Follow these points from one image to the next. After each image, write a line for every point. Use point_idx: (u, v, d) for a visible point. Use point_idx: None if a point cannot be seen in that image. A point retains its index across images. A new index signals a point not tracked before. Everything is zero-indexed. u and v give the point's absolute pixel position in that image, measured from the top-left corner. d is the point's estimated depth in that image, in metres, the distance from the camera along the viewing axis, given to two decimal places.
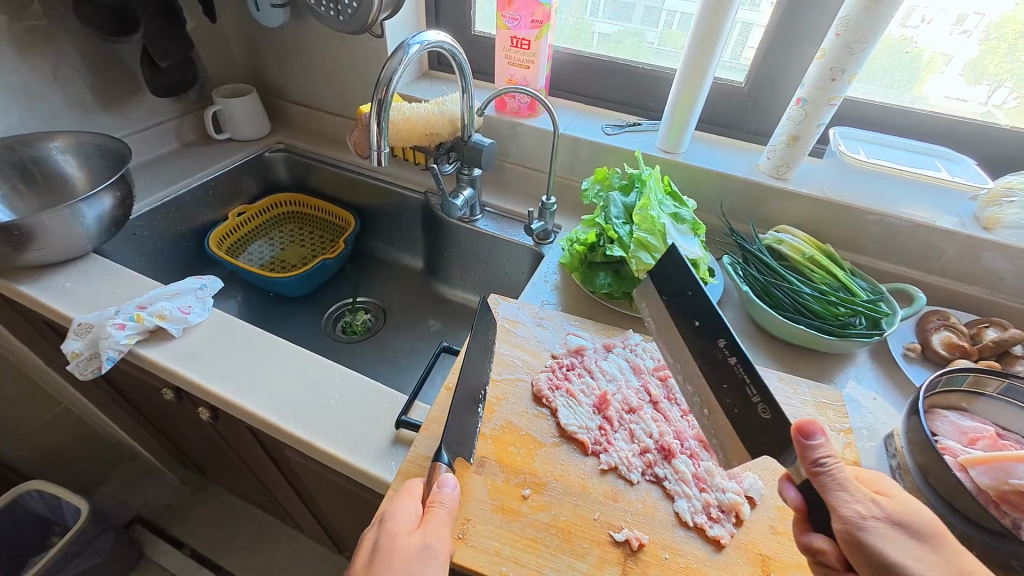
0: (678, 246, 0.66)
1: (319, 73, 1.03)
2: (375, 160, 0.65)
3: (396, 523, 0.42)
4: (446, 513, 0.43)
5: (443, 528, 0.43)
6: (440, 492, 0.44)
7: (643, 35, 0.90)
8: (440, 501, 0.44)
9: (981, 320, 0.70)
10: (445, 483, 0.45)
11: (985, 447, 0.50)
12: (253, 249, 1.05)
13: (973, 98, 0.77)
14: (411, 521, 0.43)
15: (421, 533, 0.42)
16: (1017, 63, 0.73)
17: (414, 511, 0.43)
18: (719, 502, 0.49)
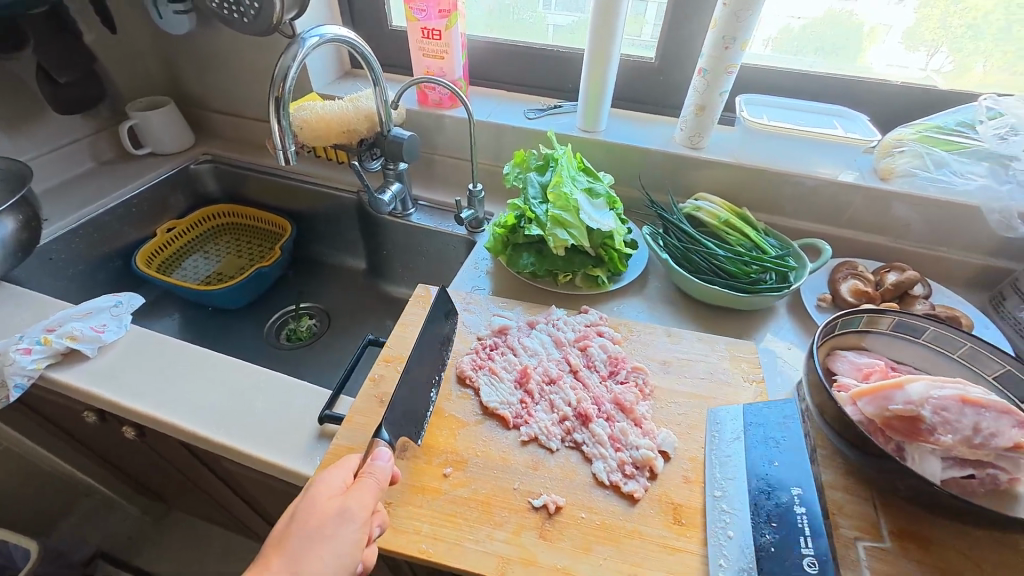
0: (593, 220, 0.68)
1: (236, 79, 1.01)
2: (282, 159, 0.64)
3: (320, 489, 0.43)
4: (374, 484, 0.44)
5: (367, 496, 0.43)
6: (372, 464, 0.45)
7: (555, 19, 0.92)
8: (370, 471, 0.44)
9: (884, 266, 0.74)
10: (379, 456, 0.45)
11: (877, 379, 0.54)
12: (186, 265, 1.03)
13: (913, 64, 0.79)
14: (337, 488, 0.43)
15: (343, 498, 0.42)
16: (949, 28, 0.74)
17: (343, 480, 0.44)
18: (632, 458, 0.51)
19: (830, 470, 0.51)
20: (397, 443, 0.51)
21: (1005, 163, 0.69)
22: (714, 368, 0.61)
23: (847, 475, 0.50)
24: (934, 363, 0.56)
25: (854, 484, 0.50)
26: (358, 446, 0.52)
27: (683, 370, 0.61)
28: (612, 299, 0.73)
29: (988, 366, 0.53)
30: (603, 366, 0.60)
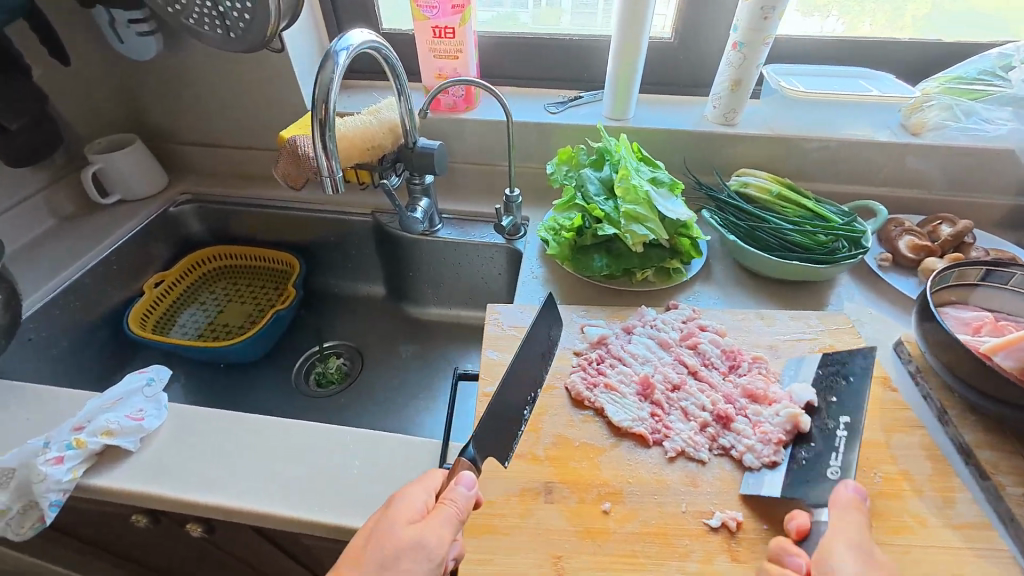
0: (667, 211, 0.64)
1: (214, 104, 0.89)
2: (330, 188, 0.57)
3: (399, 512, 0.39)
4: (451, 516, 0.39)
5: (445, 529, 0.38)
6: (455, 491, 0.40)
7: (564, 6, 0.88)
8: (451, 500, 0.40)
9: (931, 218, 0.76)
10: (462, 482, 0.41)
11: (989, 332, 0.54)
12: (183, 319, 0.91)
13: (811, 28, 0.84)
14: (418, 512, 0.40)
15: (420, 528, 0.38)
16: None
17: (422, 503, 0.40)
18: (785, 439, 0.49)
19: (967, 429, 0.51)
20: (541, 486, 0.47)
21: None
22: (818, 344, 0.60)
23: (986, 432, 0.51)
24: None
25: (995, 439, 0.50)
26: (496, 498, 0.46)
27: (791, 352, 0.59)
28: (688, 289, 0.70)
29: None
30: (722, 364, 0.57)
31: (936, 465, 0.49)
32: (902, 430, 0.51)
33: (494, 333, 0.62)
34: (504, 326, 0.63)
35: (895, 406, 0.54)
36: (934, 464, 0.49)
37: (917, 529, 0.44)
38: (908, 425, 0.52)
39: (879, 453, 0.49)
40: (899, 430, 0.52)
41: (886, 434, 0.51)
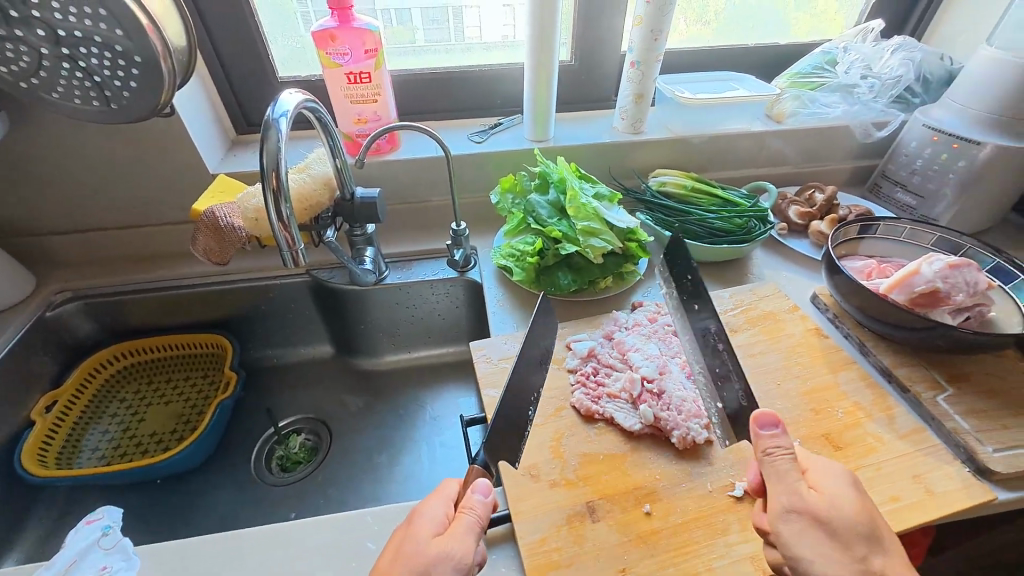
0: (616, 221, 0.70)
1: (88, 183, 0.77)
2: (289, 261, 0.53)
3: (423, 524, 0.43)
4: (472, 523, 0.43)
5: (467, 537, 0.42)
6: (471, 499, 0.44)
7: (468, 38, 0.91)
8: (469, 507, 0.43)
9: (806, 187, 0.91)
10: (477, 491, 0.44)
11: (878, 275, 0.68)
12: (95, 440, 0.77)
13: None
14: (438, 525, 0.43)
15: (444, 539, 0.42)
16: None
17: (443, 515, 0.44)
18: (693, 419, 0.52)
19: (885, 356, 0.63)
20: (584, 508, 0.48)
21: (851, 89, 0.90)
22: (760, 312, 0.70)
23: (897, 354, 0.64)
24: (891, 248, 0.73)
25: (905, 358, 0.63)
26: (546, 533, 0.46)
27: (743, 324, 0.68)
28: (642, 286, 0.77)
29: (924, 238, 0.72)
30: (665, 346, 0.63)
31: (875, 390, 0.59)
32: (844, 368, 0.62)
33: (486, 370, 0.62)
34: (495, 360, 0.63)
35: (832, 350, 0.64)
36: (873, 389, 0.60)
37: (878, 446, 0.54)
38: (846, 363, 0.63)
39: (834, 393, 0.59)
40: (842, 369, 0.62)
41: (835, 375, 0.61)
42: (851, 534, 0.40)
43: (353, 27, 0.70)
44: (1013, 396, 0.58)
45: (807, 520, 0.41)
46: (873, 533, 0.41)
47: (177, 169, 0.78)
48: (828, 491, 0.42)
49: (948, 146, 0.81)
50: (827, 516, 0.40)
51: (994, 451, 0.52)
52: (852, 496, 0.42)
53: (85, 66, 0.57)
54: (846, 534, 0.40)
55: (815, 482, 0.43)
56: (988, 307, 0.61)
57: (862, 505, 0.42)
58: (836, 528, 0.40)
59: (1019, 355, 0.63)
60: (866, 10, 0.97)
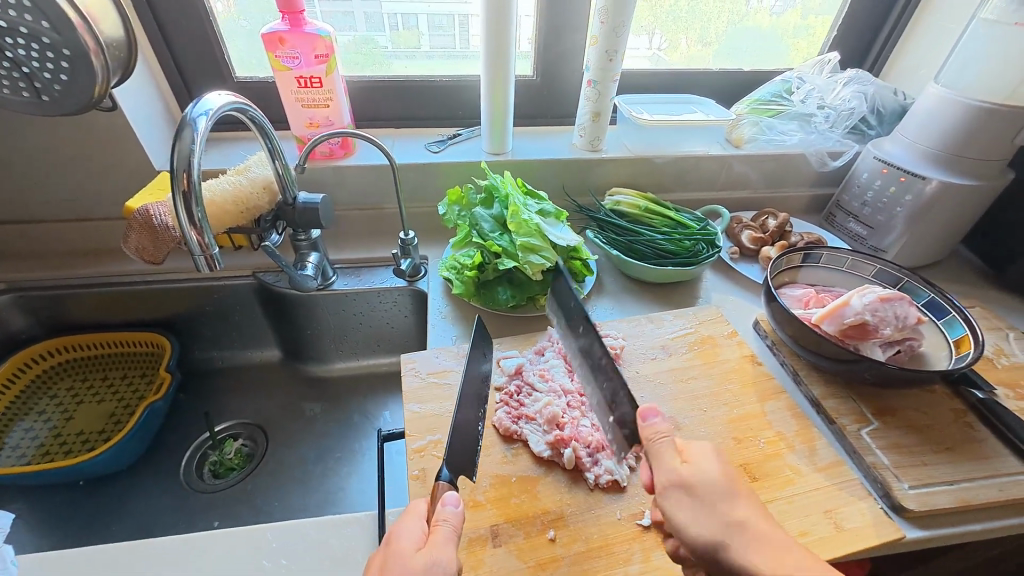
0: (558, 238, 0.69)
1: (25, 174, 0.75)
2: (204, 265, 0.52)
3: (402, 545, 0.40)
4: (450, 533, 0.41)
5: (449, 547, 0.40)
6: (444, 510, 0.42)
7: (472, 46, 0.91)
8: (443, 518, 0.42)
9: (761, 213, 0.92)
10: (449, 500, 0.43)
11: (815, 304, 0.68)
12: (18, 438, 0.75)
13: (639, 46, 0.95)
14: (417, 540, 0.41)
15: (426, 552, 0.40)
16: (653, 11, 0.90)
17: (419, 530, 0.42)
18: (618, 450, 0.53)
19: (815, 386, 0.63)
20: (486, 532, 0.47)
21: (808, 119, 0.92)
22: (698, 336, 0.70)
23: (827, 385, 0.64)
24: (832, 277, 0.74)
25: (834, 389, 0.63)
26: None
27: (678, 348, 0.68)
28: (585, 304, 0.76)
29: (865, 269, 0.72)
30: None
31: (800, 421, 0.59)
32: (773, 398, 0.62)
33: (413, 384, 0.61)
34: (423, 375, 0.62)
35: (762, 377, 0.64)
36: (799, 420, 0.59)
37: (795, 479, 0.53)
38: (775, 393, 0.62)
39: (758, 422, 0.59)
40: (771, 398, 0.62)
41: (763, 404, 0.61)
42: (718, 495, 0.40)
43: (303, 31, 0.69)
44: (934, 432, 0.58)
45: (682, 493, 0.41)
46: (739, 494, 0.40)
47: (120, 164, 0.77)
48: (697, 462, 0.42)
49: (896, 179, 0.82)
50: (695, 483, 0.41)
51: (909, 488, 0.52)
52: (716, 463, 0.41)
53: (13, 57, 0.55)
54: (710, 496, 0.40)
55: (687, 455, 0.43)
56: (917, 341, 0.62)
57: (731, 471, 0.41)
58: (705, 495, 0.40)
59: (948, 391, 0.63)
60: (831, 40, 0.97)
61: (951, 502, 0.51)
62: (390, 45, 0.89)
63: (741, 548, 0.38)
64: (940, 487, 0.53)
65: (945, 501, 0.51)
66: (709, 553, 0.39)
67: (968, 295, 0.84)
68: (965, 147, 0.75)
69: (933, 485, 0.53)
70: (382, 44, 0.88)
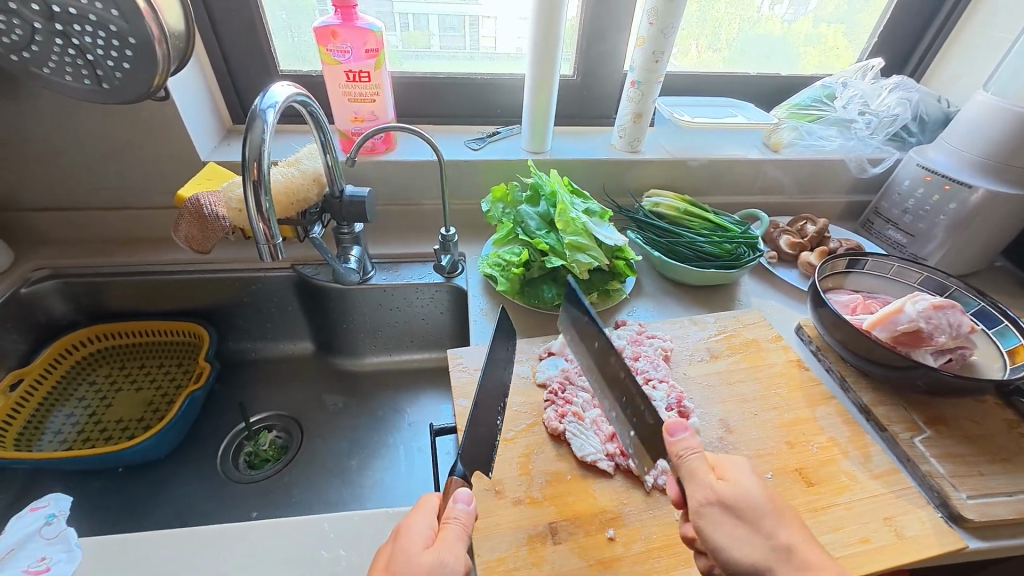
0: (605, 238, 0.69)
1: (75, 162, 0.76)
2: (266, 255, 0.52)
3: (411, 541, 0.40)
4: (460, 532, 0.41)
5: (458, 546, 0.40)
6: (454, 508, 0.42)
7: (483, 47, 0.91)
8: (454, 517, 0.42)
9: (799, 218, 0.91)
10: (460, 498, 0.42)
11: (862, 310, 0.68)
12: (59, 423, 0.75)
13: None
14: (426, 537, 0.41)
15: (435, 550, 0.40)
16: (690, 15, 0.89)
17: (428, 527, 0.42)
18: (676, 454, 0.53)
19: (864, 392, 0.63)
20: (546, 529, 0.47)
21: (848, 125, 0.92)
22: (743, 339, 0.69)
23: (876, 391, 0.63)
24: (877, 284, 0.73)
25: (883, 395, 0.63)
26: (506, 553, 0.45)
27: (723, 350, 0.67)
28: (626, 305, 0.76)
29: (911, 276, 0.72)
30: (653, 369, 0.62)
31: (852, 428, 0.58)
32: (823, 403, 0.61)
33: (461, 380, 0.61)
34: (470, 370, 0.62)
35: (811, 382, 0.64)
36: (851, 427, 0.59)
37: (851, 485, 0.53)
38: (825, 398, 0.62)
39: (811, 426, 0.58)
40: (822, 403, 0.61)
41: (814, 409, 0.60)
42: (759, 514, 0.39)
43: (356, 26, 0.70)
44: (989, 442, 0.58)
45: (721, 510, 0.40)
46: (783, 516, 0.40)
47: (168, 154, 0.77)
48: (735, 479, 0.41)
49: (939, 187, 0.81)
50: (733, 501, 0.40)
51: (968, 497, 0.52)
52: (755, 482, 0.41)
53: (79, 44, 0.56)
54: (750, 516, 0.39)
55: (722, 472, 0.42)
56: (970, 350, 0.61)
57: (768, 490, 0.41)
58: (718, 522, 0.40)
59: (999, 401, 0.63)
60: (870, 46, 0.98)
61: (1012, 513, 0.51)
62: (401, 45, 0.89)
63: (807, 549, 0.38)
64: (999, 496, 0.52)
65: (1005, 512, 0.51)
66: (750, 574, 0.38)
67: (1011, 305, 0.83)
68: (1013, 156, 0.75)
69: (992, 494, 0.52)
70: (393, 43, 0.88)
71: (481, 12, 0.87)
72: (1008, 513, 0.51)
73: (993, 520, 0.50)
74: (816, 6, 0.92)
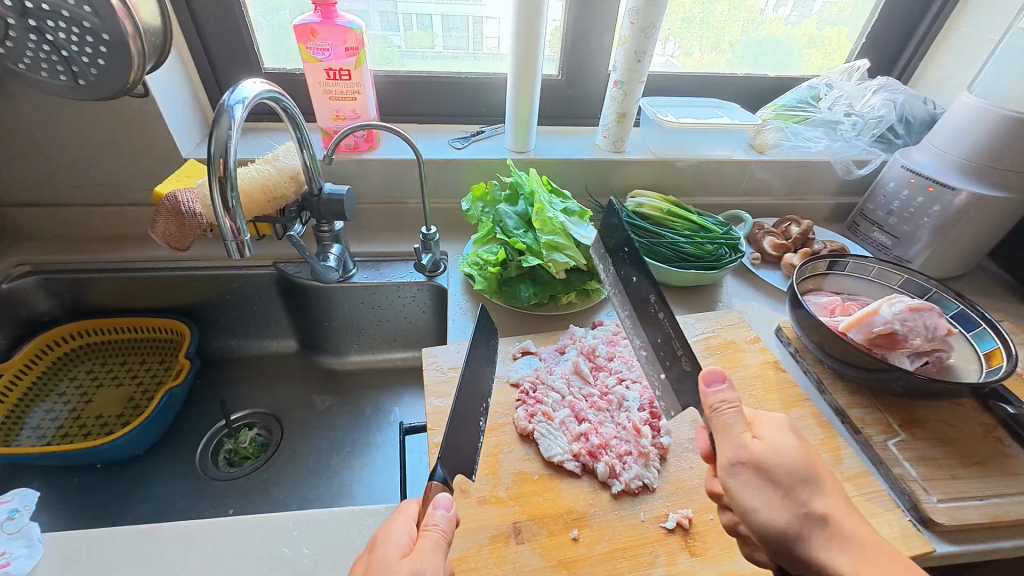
0: (583, 237, 0.69)
1: (57, 158, 0.76)
2: (235, 251, 0.52)
3: (388, 549, 0.39)
4: (439, 538, 0.40)
5: (436, 554, 0.39)
6: (433, 515, 0.41)
7: (485, 48, 0.91)
8: (433, 523, 0.40)
9: (784, 219, 0.90)
10: (439, 504, 0.41)
11: (840, 312, 0.67)
12: (39, 419, 0.75)
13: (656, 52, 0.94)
14: (405, 545, 0.40)
15: (412, 558, 0.38)
16: (676, 15, 0.89)
17: (406, 535, 0.41)
18: (647, 453, 0.53)
19: (840, 395, 0.63)
20: (509, 528, 0.47)
21: (835, 126, 0.91)
22: (721, 340, 0.69)
23: (852, 394, 0.63)
24: (857, 286, 0.73)
25: (860, 398, 0.62)
26: (468, 552, 0.45)
27: (699, 351, 0.67)
28: (605, 305, 0.76)
29: (892, 278, 0.71)
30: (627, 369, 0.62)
31: (825, 430, 0.58)
32: (798, 405, 0.61)
33: (434, 379, 0.61)
34: (444, 369, 0.62)
35: (787, 384, 0.63)
36: (824, 429, 0.58)
37: None
38: (800, 400, 0.61)
39: None
40: (796, 405, 0.61)
41: (789, 411, 0.60)
42: (792, 475, 0.39)
43: (335, 24, 0.70)
44: (964, 445, 0.57)
45: (752, 470, 0.39)
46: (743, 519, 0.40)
47: (149, 151, 0.77)
48: (768, 439, 0.41)
49: (924, 189, 0.81)
50: (749, 519, 0.40)
51: (938, 501, 0.51)
52: (792, 440, 0.41)
53: (53, 40, 0.56)
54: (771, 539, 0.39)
55: (757, 431, 0.42)
56: (947, 353, 0.61)
57: (806, 448, 0.41)
58: None
59: (976, 404, 0.62)
60: (858, 48, 0.97)
61: (981, 517, 0.50)
62: (404, 45, 0.89)
63: (760, 538, 0.39)
64: (970, 499, 0.52)
65: (975, 516, 0.51)
66: (779, 538, 0.39)
67: (996, 309, 0.82)
68: (996, 158, 0.74)
69: (963, 497, 0.52)
70: (396, 43, 0.89)
71: (485, 12, 0.87)
72: (977, 516, 0.50)
73: (963, 524, 0.50)
74: (821, 8, 0.91)
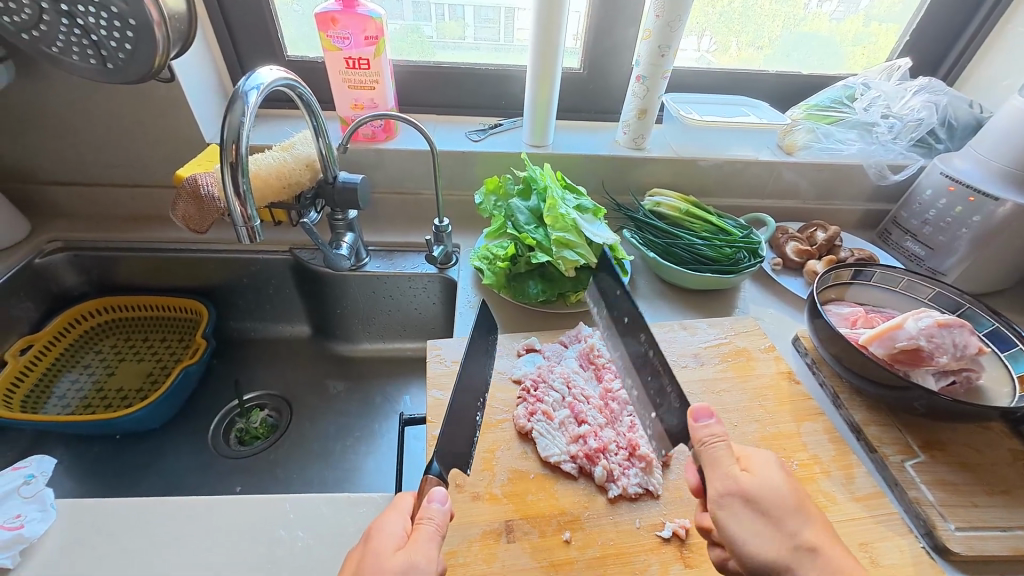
0: (594, 235, 0.67)
1: (88, 139, 0.79)
2: (245, 236, 0.53)
3: (384, 541, 0.39)
4: (434, 532, 0.40)
5: (431, 547, 0.39)
6: (428, 509, 0.41)
7: (509, 40, 0.90)
8: (428, 517, 0.40)
9: (809, 225, 0.87)
10: (435, 498, 0.41)
11: (863, 324, 0.64)
12: (65, 388, 0.78)
13: (688, 47, 0.91)
14: (399, 538, 0.40)
15: (406, 552, 0.38)
16: (708, 10, 0.86)
17: (401, 529, 0.40)
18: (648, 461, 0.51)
19: (856, 411, 0.60)
20: (501, 526, 0.46)
21: (869, 128, 0.87)
22: (734, 348, 0.67)
23: (869, 411, 0.60)
24: (883, 298, 0.69)
25: (878, 415, 0.59)
26: (458, 546, 0.45)
27: (709, 356, 0.65)
28: None
29: (921, 292, 0.67)
30: None
31: (838, 447, 0.56)
32: (810, 418, 0.58)
33: (437, 371, 0.61)
34: (447, 362, 0.62)
35: (800, 397, 0.61)
36: (836, 445, 0.56)
37: (829, 506, 0.50)
38: (812, 414, 0.59)
39: (793, 442, 0.56)
40: (808, 419, 0.58)
41: (799, 425, 0.58)
42: (770, 510, 0.39)
43: (356, 12, 0.70)
44: (987, 471, 0.54)
45: (739, 501, 0.39)
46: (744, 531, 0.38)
47: (175, 135, 0.80)
48: (757, 471, 0.40)
49: (963, 199, 0.76)
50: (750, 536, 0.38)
51: (956, 529, 0.49)
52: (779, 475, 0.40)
53: (83, 24, 0.58)
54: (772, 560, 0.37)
55: (746, 464, 0.41)
56: (976, 373, 0.57)
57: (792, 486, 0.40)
58: None
59: (1005, 430, 0.59)
60: (901, 46, 0.92)
61: (1003, 550, 0.47)
62: (435, 35, 0.89)
63: (767, 549, 0.37)
64: (992, 530, 0.49)
65: (996, 549, 0.47)
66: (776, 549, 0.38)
67: None
68: None
69: (984, 527, 0.49)
70: (428, 33, 0.88)
71: (517, 4, 0.86)
72: (1000, 550, 0.47)
73: (983, 557, 0.47)
74: (870, 4, 0.87)
